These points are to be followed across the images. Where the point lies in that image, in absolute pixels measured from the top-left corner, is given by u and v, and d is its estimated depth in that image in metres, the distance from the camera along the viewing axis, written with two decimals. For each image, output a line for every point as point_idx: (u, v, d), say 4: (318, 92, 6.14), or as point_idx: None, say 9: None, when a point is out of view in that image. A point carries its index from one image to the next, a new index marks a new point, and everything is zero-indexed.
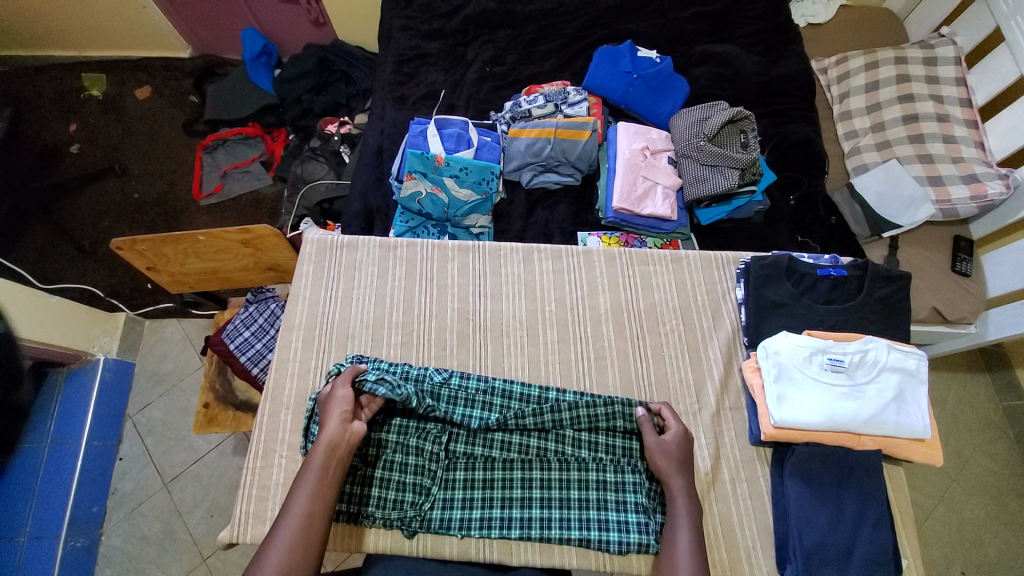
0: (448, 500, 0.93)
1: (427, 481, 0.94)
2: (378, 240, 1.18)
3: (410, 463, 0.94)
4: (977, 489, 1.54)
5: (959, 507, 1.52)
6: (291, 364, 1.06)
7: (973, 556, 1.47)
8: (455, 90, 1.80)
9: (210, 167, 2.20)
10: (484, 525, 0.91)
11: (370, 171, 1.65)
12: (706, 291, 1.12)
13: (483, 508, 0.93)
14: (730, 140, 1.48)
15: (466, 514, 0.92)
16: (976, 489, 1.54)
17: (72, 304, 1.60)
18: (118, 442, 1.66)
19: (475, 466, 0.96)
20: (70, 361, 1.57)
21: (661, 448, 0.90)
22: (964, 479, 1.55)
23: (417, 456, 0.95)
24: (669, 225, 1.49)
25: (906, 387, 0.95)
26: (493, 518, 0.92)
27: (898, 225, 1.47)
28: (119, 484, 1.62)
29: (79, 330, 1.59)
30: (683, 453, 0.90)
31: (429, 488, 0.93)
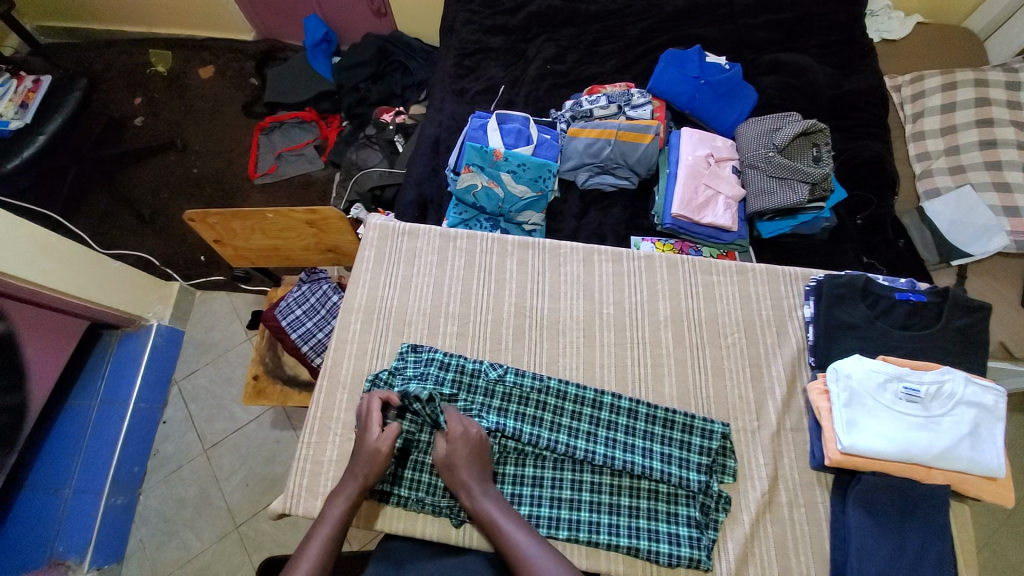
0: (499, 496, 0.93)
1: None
2: (439, 230, 1.19)
3: None
4: None
5: (1012, 554, 1.44)
6: (349, 345, 1.07)
7: None
8: (514, 86, 1.80)
9: (266, 148, 2.26)
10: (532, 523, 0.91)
11: (426, 161, 1.67)
12: (771, 307, 1.09)
13: (532, 507, 0.91)
14: (801, 154, 1.44)
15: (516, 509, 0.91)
16: None
17: (134, 269, 1.65)
18: (162, 406, 1.72)
19: (525, 463, 0.94)
20: (125, 325, 1.65)
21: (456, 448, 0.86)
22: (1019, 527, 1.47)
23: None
24: (728, 236, 1.45)
25: (985, 423, 0.88)
26: (542, 518, 0.90)
27: (969, 254, 1.41)
28: (160, 446, 1.68)
29: (138, 296, 1.66)
30: (471, 448, 0.87)
31: None
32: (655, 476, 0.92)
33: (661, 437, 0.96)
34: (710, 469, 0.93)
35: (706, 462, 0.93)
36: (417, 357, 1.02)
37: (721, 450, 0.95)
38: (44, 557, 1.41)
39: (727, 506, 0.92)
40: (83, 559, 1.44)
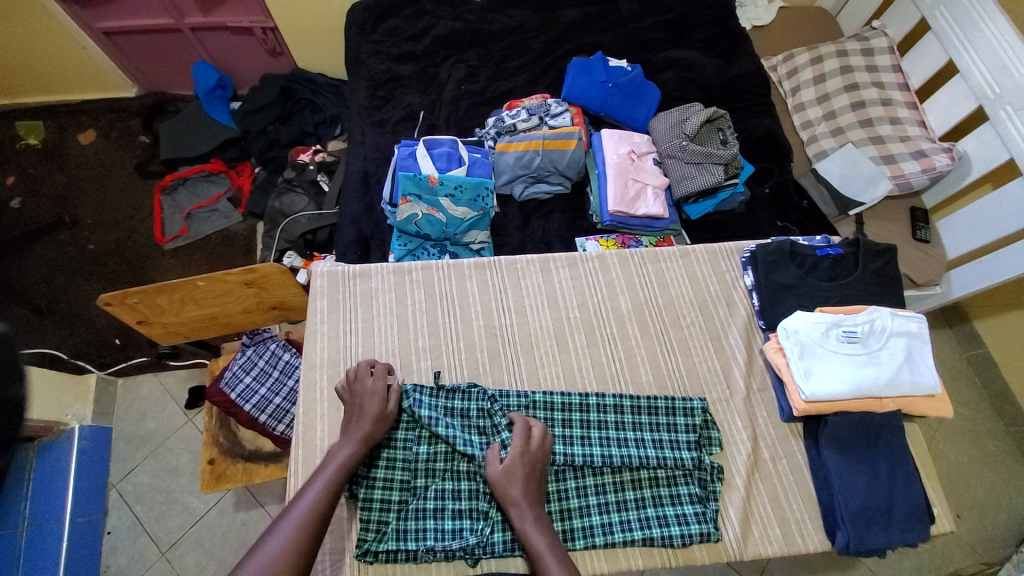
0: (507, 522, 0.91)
1: (484, 506, 0.92)
2: (391, 266, 1.16)
3: (463, 489, 0.93)
4: (958, 436, 1.69)
5: (945, 455, 1.66)
6: (319, 405, 1.01)
7: (965, 499, 1.61)
8: (433, 109, 1.80)
9: (172, 208, 2.08)
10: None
11: (358, 198, 1.61)
12: (717, 281, 1.18)
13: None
14: (710, 138, 1.57)
15: None
16: (958, 436, 1.69)
17: (43, 368, 1.46)
18: (103, 516, 1.52)
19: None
20: (42, 433, 1.40)
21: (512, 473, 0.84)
22: (945, 428, 1.70)
23: (468, 481, 0.94)
24: (661, 223, 1.55)
25: (913, 348, 1.00)
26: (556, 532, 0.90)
27: (862, 203, 1.61)
28: (110, 561, 1.48)
29: (57, 396, 1.47)
30: (527, 467, 0.85)
31: (487, 511, 0.91)
32: (652, 463, 0.95)
33: (649, 424, 1.00)
34: (700, 445, 0.98)
35: (694, 438, 0.99)
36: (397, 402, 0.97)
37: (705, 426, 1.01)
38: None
39: (721, 475, 0.97)
40: None
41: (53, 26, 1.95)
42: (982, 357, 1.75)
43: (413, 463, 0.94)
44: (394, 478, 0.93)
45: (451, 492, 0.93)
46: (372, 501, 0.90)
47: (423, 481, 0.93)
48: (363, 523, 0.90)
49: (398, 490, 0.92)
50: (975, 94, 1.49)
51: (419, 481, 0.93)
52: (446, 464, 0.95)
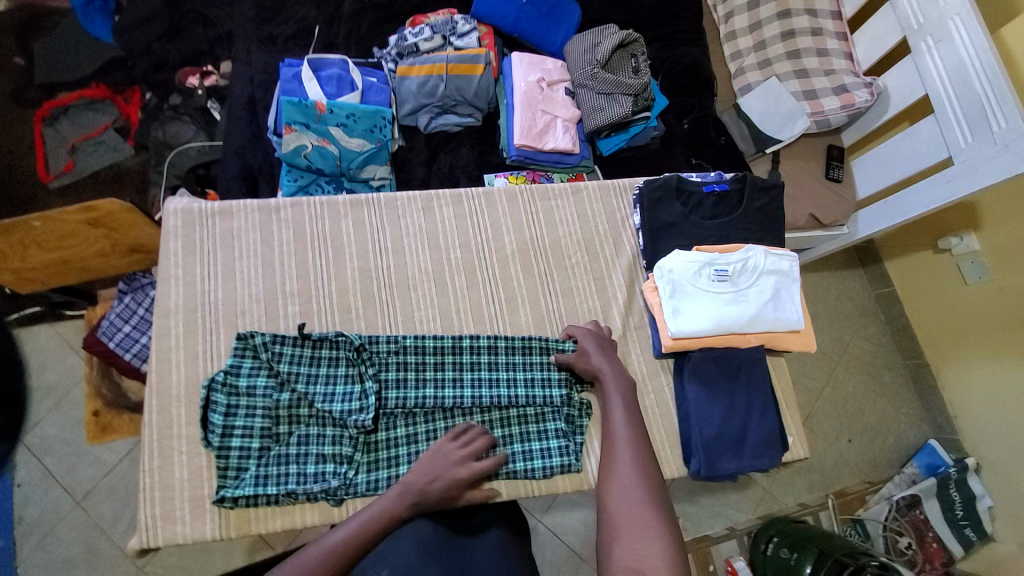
0: (370, 465, 0.92)
1: (351, 451, 0.91)
2: (256, 203, 1.06)
3: (329, 434, 0.92)
4: (857, 368, 1.80)
5: (845, 384, 1.78)
6: (174, 354, 0.95)
7: (857, 424, 1.75)
8: (332, 25, 1.61)
9: (54, 141, 1.87)
10: (407, 477, 0.92)
11: (244, 127, 1.48)
12: (608, 220, 1.14)
13: (408, 461, 0.93)
14: (622, 67, 1.44)
15: (394, 471, 0.92)
16: (857, 368, 1.80)
17: None
18: (12, 469, 1.45)
19: (391, 425, 0.95)
20: None
21: (583, 358, 0.96)
22: (846, 361, 1.80)
23: (334, 427, 0.93)
24: (572, 158, 1.46)
25: (781, 285, 1.04)
26: (417, 467, 0.93)
27: (779, 140, 1.56)
28: (24, 512, 1.42)
29: None
30: (603, 348, 0.97)
31: (352, 455, 0.91)
32: (521, 402, 0.97)
33: (522, 364, 1.00)
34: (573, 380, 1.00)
35: (566, 376, 1.00)
36: (253, 347, 0.94)
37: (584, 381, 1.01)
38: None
39: (589, 411, 1.00)
40: None
41: None
42: (888, 296, 1.84)
43: (272, 410, 0.91)
44: (254, 425, 0.90)
45: (316, 438, 0.92)
46: (230, 448, 0.89)
47: (282, 429, 0.91)
48: (222, 472, 0.88)
49: (256, 438, 0.90)
50: (900, 25, 1.37)
51: (273, 430, 0.91)
52: (309, 412, 0.93)
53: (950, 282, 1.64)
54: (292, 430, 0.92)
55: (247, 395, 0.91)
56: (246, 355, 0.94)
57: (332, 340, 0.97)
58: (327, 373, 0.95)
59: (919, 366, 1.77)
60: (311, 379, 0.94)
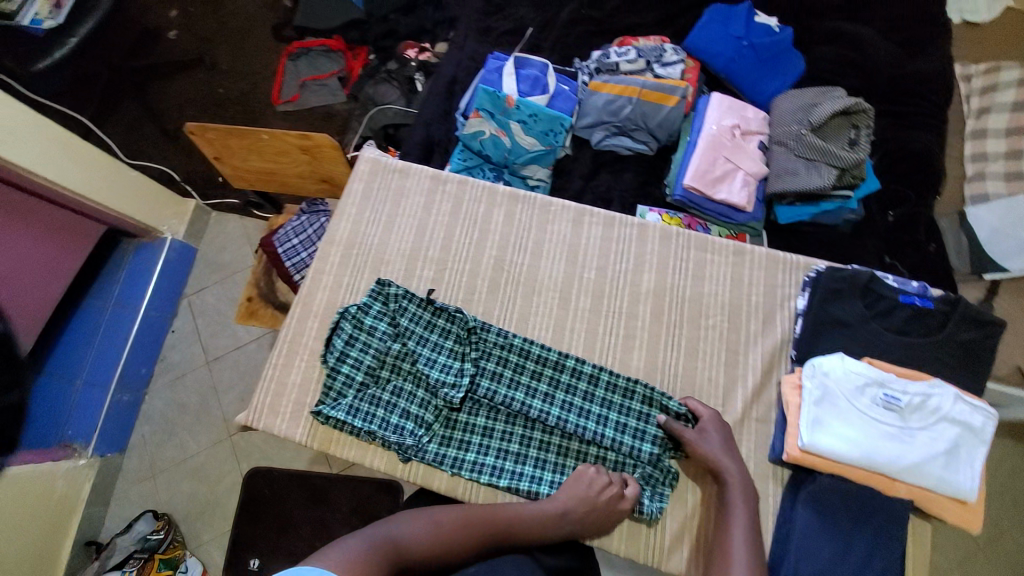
0: (443, 440, 0.95)
1: (433, 421, 0.95)
2: (431, 171, 1.16)
3: (419, 396, 0.97)
4: None
5: None
6: (326, 276, 1.08)
7: None
8: (544, 29, 1.70)
9: (290, 74, 2.24)
10: (469, 466, 0.93)
11: (438, 102, 1.62)
12: (762, 294, 1.03)
13: (475, 452, 0.94)
14: (836, 136, 1.30)
15: (461, 455, 0.94)
16: None
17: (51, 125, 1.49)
18: (173, 316, 1.94)
19: (473, 411, 0.96)
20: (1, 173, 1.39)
21: (700, 443, 0.89)
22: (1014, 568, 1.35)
23: (425, 391, 0.97)
24: (741, 216, 1.34)
25: (963, 443, 0.85)
26: (481, 461, 0.93)
27: (1005, 270, 1.27)
28: (168, 353, 1.91)
29: (43, 153, 1.47)
30: (726, 440, 0.89)
31: (431, 422, 0.95)
32: (604, 443, 0.92)
33: (619, 407, 0.94)
34: (672, 451, 0.93)
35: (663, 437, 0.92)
36: (386, 294, 1.02)
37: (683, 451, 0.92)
38: (55, 440, 1.60)
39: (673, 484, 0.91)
40: (88, 443, 1.67)
41: None
42: None
43: (382, 355, 0.98)
44: (363, 362, 0.98)
45: (406, 395, 0.97)
46: (339, 372, 0.97)
47: (384, 374, 0.98)
48: (326, 390, 0.98)
49: (362, 374, 0.98)
50: None
51: (377, 372, 0.98)
52: (411, 368, 0.98)
53: None
54: (391, 378, 0.98)
55: (366, 333, 1.00)
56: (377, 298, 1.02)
57: (450, 313, 1.01)
58: (436, 341, 1.00)
59: None
60: (421, 341, 0.99)
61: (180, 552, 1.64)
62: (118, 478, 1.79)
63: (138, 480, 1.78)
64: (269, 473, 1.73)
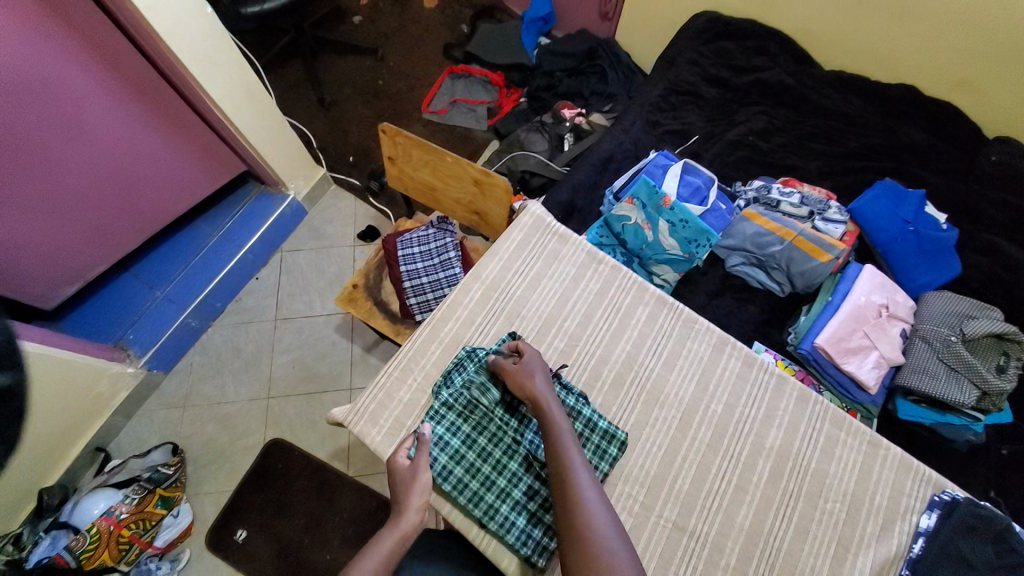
0: (520, 514, 0.93)
1: (517, 492, 0.95)
2: (588, 246, 1.18)
3: (510, 462, 0.97)
4: None
5: None
6: (461, 309, 1.12)
7: None
8: (707, 140, 1.76)
9: (446, 91, 2.41)
10: (537, 549, 0.91)
11: (588, 172, 1.68)
12: (888, 499, 0.97)
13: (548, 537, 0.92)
14: (987, 355, 1.25)
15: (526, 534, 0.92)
16: None
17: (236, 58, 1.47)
18: (262, 266, 1.96)
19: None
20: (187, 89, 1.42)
21: (521, 375, 0.93)
22: None
23: (519, 460, 0.97)
24: (862, 395, 1.28)
25: None
26: (550, 547, 0.91)
27: None
28: (244, 297, 1.91)
29: (228, 86, 1.48)
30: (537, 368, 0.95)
31: (515, 493, 0.95)
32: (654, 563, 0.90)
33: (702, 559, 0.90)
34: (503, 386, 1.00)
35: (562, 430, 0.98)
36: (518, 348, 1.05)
37: None
38: (113, 338, 1.61)
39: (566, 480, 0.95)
40: (143, 354, 1.66)
41: None
42: None
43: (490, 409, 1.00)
44: (472, 408, 1.00)
45: (500, 455, 0.97)
46: (448, 409, 1.00)
47: (488, 425, 1.00)
48: (428, 420, 1.00)
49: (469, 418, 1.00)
50: None
51: (483, 422, 1.00)
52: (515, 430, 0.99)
53: None
54: (492, 432, 0.99)
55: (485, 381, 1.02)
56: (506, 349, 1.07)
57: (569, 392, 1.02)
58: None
59: None
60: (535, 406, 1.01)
61: (179, 495, 1.54)
62: (152, 395, 1.74)
63: (171, 403, 1.73)
64: (289, 449, 1.66)
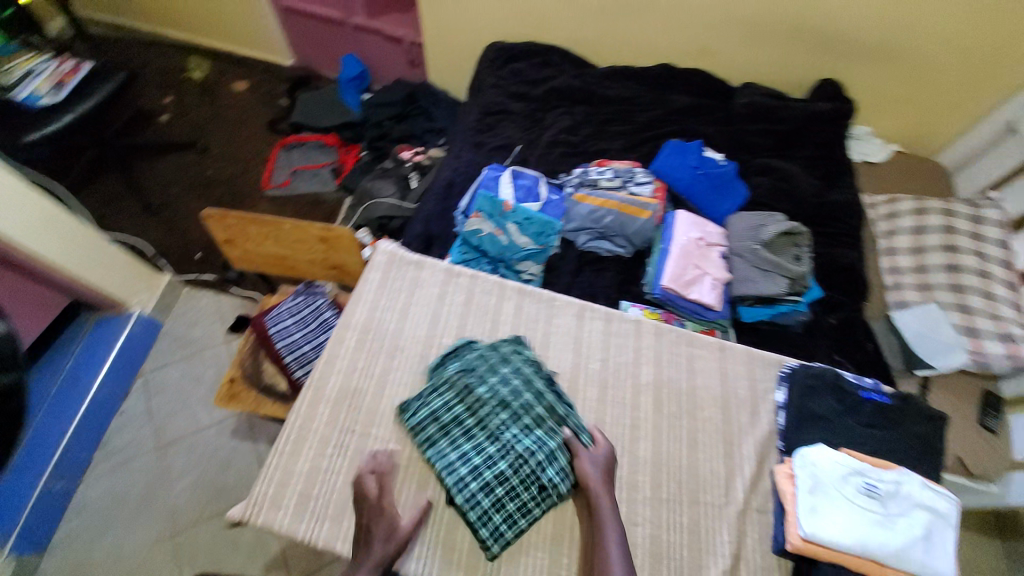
0: (482, 508, 0.92)
1: (499, 490, 0.93)
2: (444, 264, 1.25)
3: (491, 461, 0.95)
4: None
5: None
6: (339, 360, 1.11)
7: None
8: (529, 147, 1.95)
9: (283, 163, 2.39)
10: (495, 535, 0.92)
11: (437, 201, 1.78)
12: (748, 389, 1.14)
13: (507, 525, 0.93)
14: (784, 251, 1.54)
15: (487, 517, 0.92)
16: None
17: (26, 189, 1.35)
18: (124, 396, 1.73)
19: (528, 489, 0.94)
20: None
21: (582, 468, 0.96)
22: None
23: (508, 458, 0.95)
24: (711, 313, 1.51)
25: (934, 527, 0.93)
26: (508, 533, 0.92)
27: (933, 366, 1.48)
28: (113, 437, 1.66)
29: (24, 221, 1.35)
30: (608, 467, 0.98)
31: (489, 489, 0.93)
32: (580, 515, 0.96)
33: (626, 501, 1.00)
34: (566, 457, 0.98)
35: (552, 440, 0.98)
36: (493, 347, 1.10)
37: (695, 557, 0.96)
38: None
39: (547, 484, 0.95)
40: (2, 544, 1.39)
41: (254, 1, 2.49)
42: None
43: (478, 402, 1.01)
44: (466, 398, 1.02)
45: (416, 485, 0.98)
46: (441, 396, 1.03)
47: (458, 430, 0.99)
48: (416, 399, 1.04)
49: (439, 420, 1.00)
50: None
51: (455, 419, 1.00)
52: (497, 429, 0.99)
53: None
54: (488, 426, 0.99)
55: (481, 376, 1.04)
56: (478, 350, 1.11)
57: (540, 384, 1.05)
58: (529, 413, 1.00)
59: None
60: (512, 403, 1.01)
61: None
62: None
63: None
64: None
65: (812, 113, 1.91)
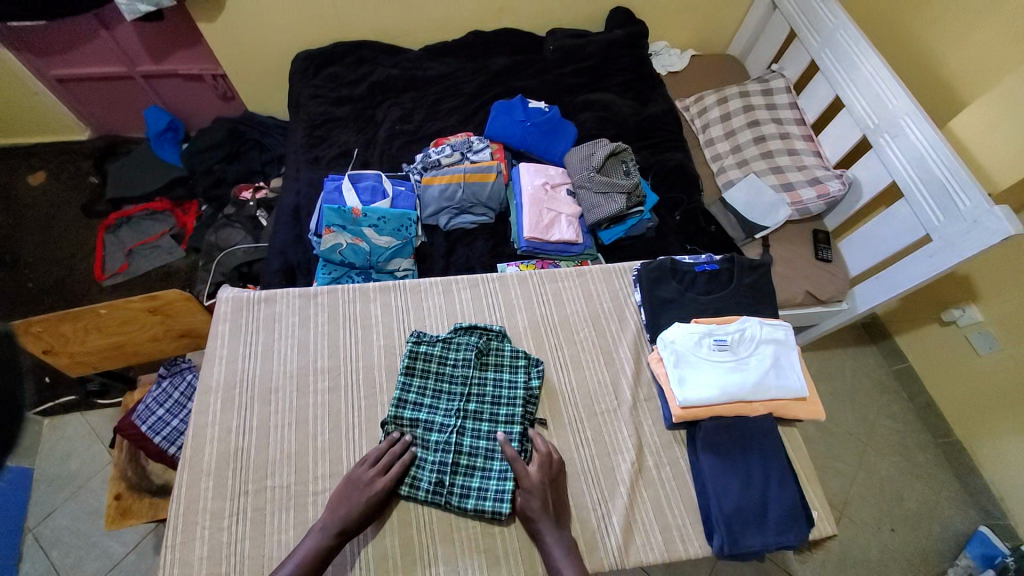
0: (439, 483, 1.02)
1: (455, 457, 1.05)
2: (297, 290, 1.24)
3: (451, 440, 1.06)
4: (889, 452, 1.84)
5: (879, 469, 1.81)
6: (211, 427, 1.07)
7: (898, 512, 1.74)
8: (368, 147, 1.91)
9: (114, 246, 2.13)
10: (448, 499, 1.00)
11: (287, 230, 1.70)
12: (610, 299, 1.29)
13: (459, 500, 1.01)
14: (614, 171, 1.69)
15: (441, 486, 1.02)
16: (889, 452, 1.84)
17: None
18: (17, 562, 1.49)
19: (478, 458, 1.05)
20: None
21: (531, 500, 0.97)
22: (876, 443, 1.85)
23: (474, 422, 1.09)
24: (577, 247, 1.63)
25: (780, 353, 1.12)
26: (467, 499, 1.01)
27: (767, 226, 1.70)
28: None
29: None
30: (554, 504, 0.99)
31: (448, 462, 1.04)
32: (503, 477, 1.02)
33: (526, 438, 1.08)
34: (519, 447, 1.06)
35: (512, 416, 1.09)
36: (480, 333, 1.19)
37: (604, 463, 1.08)
38: None
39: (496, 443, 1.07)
40: None
41: (12, 77, 2.11)
42: (904, 370, 1.94)
43: (440, 390, 1.11)
44: (429, 381, 1.12)
45: None
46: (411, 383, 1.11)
47: (425, 407, 1.10)
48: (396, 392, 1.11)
49: (410, 401, 1.10)
50: (858, 125, 1.61)
51: (430, 400, 1.10)
52: (471, 409, 1.10)
53: (963, 353, 1.74)
54: (459, 404, 1.10)
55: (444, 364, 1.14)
56: (469, 336, 1.18)
57: (530, 370, 1.16)
58: (507, 395, 1.11)
59: (951, 443, 1.81)
60: (497, 387, 1.13)
61: None
62: None
63: None
64: None
65: (612, 42, 2.06)
